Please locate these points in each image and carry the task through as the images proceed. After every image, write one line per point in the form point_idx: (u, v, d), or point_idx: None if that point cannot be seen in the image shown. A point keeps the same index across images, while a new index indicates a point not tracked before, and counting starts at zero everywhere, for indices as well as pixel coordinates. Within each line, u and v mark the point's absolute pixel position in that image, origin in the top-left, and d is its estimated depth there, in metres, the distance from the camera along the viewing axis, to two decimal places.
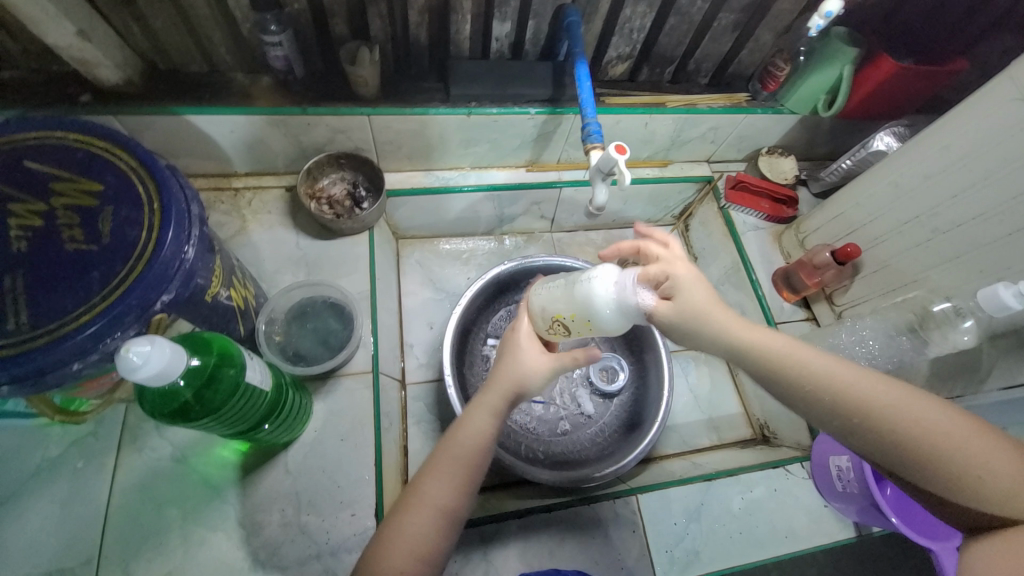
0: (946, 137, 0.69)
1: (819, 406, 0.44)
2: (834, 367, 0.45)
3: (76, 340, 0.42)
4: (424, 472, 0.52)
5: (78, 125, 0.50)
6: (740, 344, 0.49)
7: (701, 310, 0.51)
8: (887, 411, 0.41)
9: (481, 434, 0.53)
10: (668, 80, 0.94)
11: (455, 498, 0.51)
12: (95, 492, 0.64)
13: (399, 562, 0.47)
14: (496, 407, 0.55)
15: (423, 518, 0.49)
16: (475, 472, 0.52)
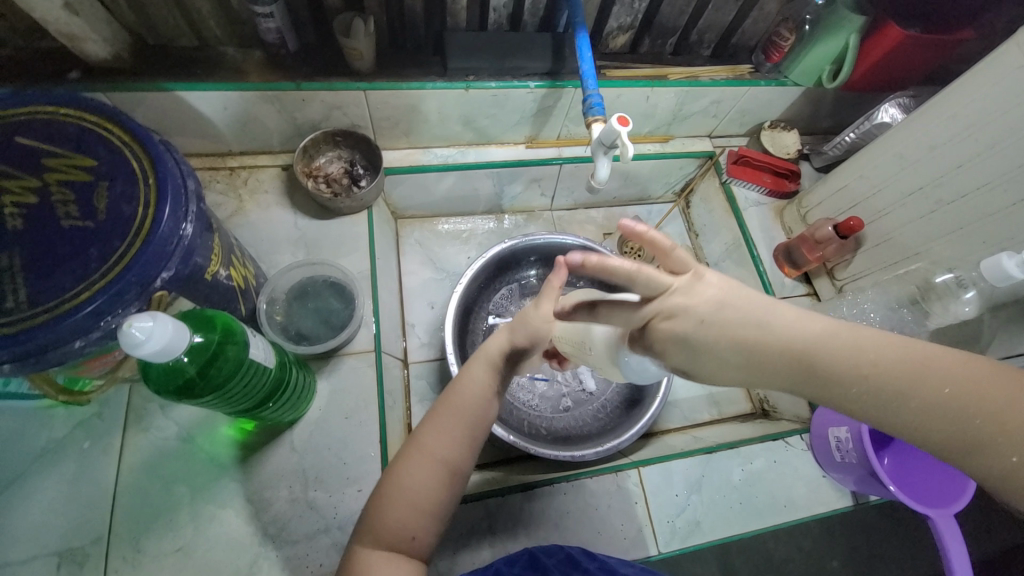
0: (953, 106, 0.68)
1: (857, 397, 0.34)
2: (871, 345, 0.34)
3: (77, 317, 0.42)
4: (427, 423, 0.52)
5: (68, 99, 0.49)
6: (750, 329, 0.37)
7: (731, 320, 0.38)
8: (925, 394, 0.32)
9: (479, 389, 0.53)
10: (670, 52, 0.92)
11: (456, 453, 0.51)
12: (102, 471, 0.64)
13: (404, 513, 0.48)
14: (490, 358, 0.55)
15: (422, 473, 0.50)
16: (476, 428, 0.52)
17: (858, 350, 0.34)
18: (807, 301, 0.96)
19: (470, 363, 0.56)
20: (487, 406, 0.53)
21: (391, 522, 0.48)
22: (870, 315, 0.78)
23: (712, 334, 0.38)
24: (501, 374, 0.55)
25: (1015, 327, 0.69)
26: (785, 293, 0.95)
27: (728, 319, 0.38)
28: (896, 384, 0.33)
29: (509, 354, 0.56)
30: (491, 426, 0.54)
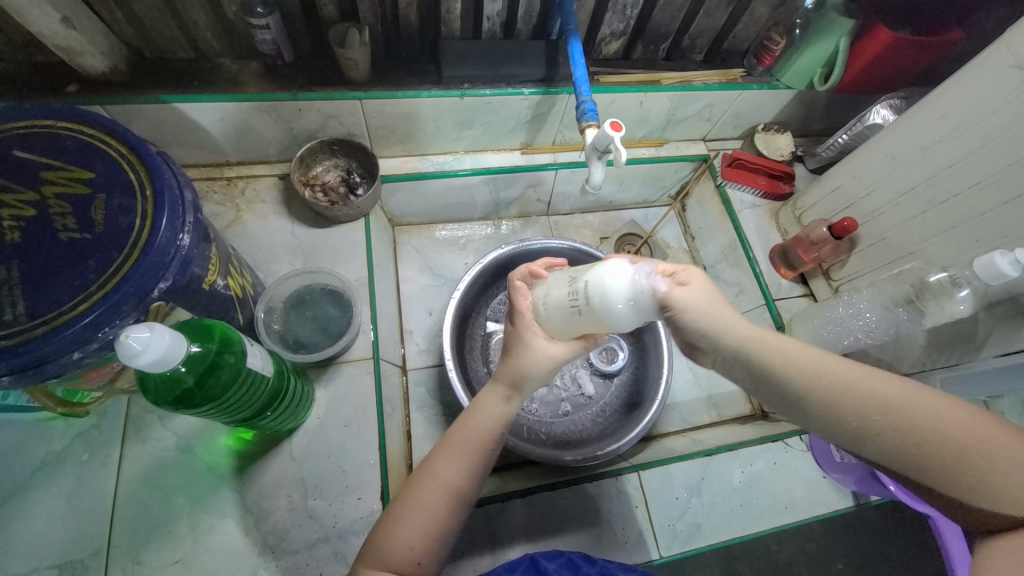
0: (943, 106, 0.68)
1: (832, 410, 0.40)
2: (839, 365, 0.41)
3: (75, 329, 0.42)
4: (439, 452, 0.53)
5: (65, 112, 0.49)
6: (743, 343, 0.44)
7: (718, 303, 0.47)
8: (891, 409, 0.39)
9: (492, 420, 0.54)
10: (662, 57, 0.93)
11: (466, 481, 0.52)
12: (101, 483, 0.64)
13: (413, 538, 0.48)
14: (500, 388, 0.56)
15: (434, 501, 0.50)
16: (485, 459, 0.53)
17: (831, 369, 0.41)
18: (803, 302, 0.96)
19: (483, 395, 0.56)
20: (495, 439, 0.54)
21: (399, 546, 0.48)
22: (866, 314, 0.80)
23: (700, 302, 0.47)
24: (515, 406, 0.56)
25: (1010, 324, 0.70)
26: (781, 295, 0.96)
27: (723, 324, 0.46)
28: (865, 398, 0.39)
29: (514, 374, 0.56)
30: (498, 457, 0.55)
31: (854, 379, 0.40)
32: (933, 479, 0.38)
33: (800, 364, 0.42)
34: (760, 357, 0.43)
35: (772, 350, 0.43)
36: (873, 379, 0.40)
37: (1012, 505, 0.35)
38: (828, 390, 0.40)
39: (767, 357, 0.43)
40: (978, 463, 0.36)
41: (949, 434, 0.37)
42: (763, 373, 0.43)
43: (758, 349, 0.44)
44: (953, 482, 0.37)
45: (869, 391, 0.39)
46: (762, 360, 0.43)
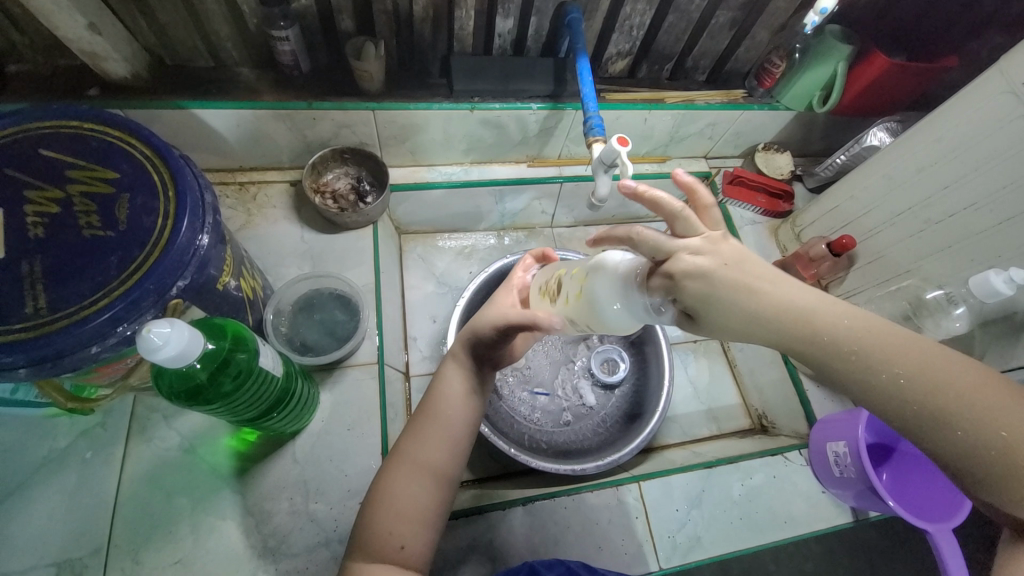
0: (939, 130, 0.71)
1: (890, 399, 0.34)
2: (903, 344, 0.34)
3: (95, 323, 0.43)
4: (408, 434, 0.55)
5: (91, 114, 0.51)
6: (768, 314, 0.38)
7: (741, 279, 0.39)
8: (965, 408, 0.31)
9: (452, 390, 0.57)
10: (666, 77, 0.96)
11: (443, 461, 0.53)
12: (104, 482, 0.64)
13: (393, 523, 0.49)
14: (459, 359, 0.59)
15: (412, 481, 0.52)
16: (461, 435, 0.56)
17: (891, 352, 0.34)
18: None
19: (442, 369, 0.59)
20: (465, 409, 0.56)
21: (380, 532, 0.49)
22: None
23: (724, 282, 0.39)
24: (473, 374, 0.58)
25: (1006, 342, 0.71)
26: None
27: (744, 290, 0.39)
28: (936, 393, 0.32)
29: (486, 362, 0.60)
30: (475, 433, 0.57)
31: (918, 363, 0.33)
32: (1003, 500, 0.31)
33: (836, 333, 0.36)
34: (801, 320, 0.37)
35: (819, 323, 0.37)
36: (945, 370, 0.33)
37: None
38: (885, 371, 0.34)
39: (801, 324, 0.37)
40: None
41: None
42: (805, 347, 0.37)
43: (793, 313, 0.37)
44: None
45: (931, 378, 0.33)
46: (804, 332, 0.37)
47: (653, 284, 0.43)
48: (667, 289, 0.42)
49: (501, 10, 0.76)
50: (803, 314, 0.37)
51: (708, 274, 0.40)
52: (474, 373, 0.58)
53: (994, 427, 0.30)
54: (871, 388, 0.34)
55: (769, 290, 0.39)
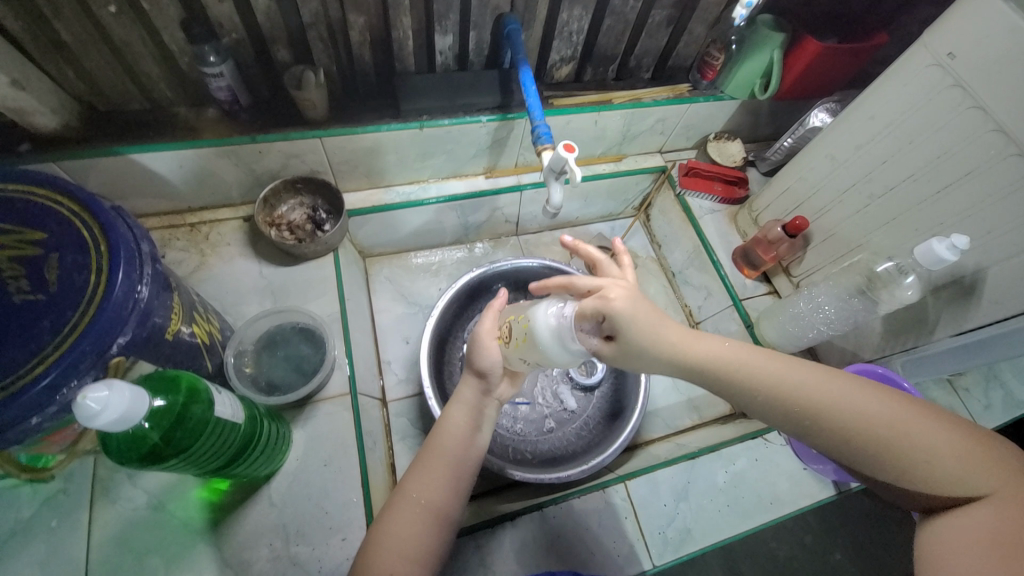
0: (871, 108, 0.73)
1: (779, 409, 0.48)
2: (781, 372, 0.49)
3: (31, 393, 0.41)
4: (411, 472, 0.57)
5: (13, 174, 0.49)
6: (689, 361, 0.51)
7: (654, 319, 0.52)
8: (826, 406, 0.46)
9: (456, 429, 0.60)
10: (612, 78, 0.98)
11: (440, 495, 0.56)
12: (68, 552, 0.61)
13: (393, 562, 0.50)
14: (468, 401, 0.62)
15: (411, 517, 0.53)
16: (460, 468, 0.58)
17: (775, 375, 0.49)
18: (769, 300, 0.99)
19: (447, 409, 0.62)
20: (468, 447, 0.59)
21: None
22: (825, 308, 0.84)
23: (639, 333, 0.51)
24: (478, 414, 0.62)
25: (958, 305, 0.74)
26: (747, 294, 0.99)
27: (663, 340, 0.51)
28: (801, 401, 0.47)
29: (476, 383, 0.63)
30: (476, 468, 0.60)
31: (790, 380, 0.48)
32: (874, 468, 0.45)
33: (740, 366, 0.50)
34: (712, 364, 0.51)
35: (717, 362, 0.51)
36: (808, 379, 0.48)
37: (938, 488, 0.43)
38: (772, 391, 0.48)
39: (713, 366, 0.50)
40: (907, 454, 0.43)
41: (883, 430, 0.44)
42: (725, 384, 0.50)
43: (703, 357, 0.51)
44: (886, 471, 0.44)
45: (801, 389, 0.47)
46: (715, 373, 0.51)
47: (586, 309, 0.53)
48: (599, 311, 0.52)
49: (438, 28, 0.76)
50: (710, 357, 0.51)
51: (631, 310, 0.52)
52: (479, 409, 0.62)
53: (844, 420, 0.45)
54: (767, 401, 0.49)
55: (685, 344, 0.52)
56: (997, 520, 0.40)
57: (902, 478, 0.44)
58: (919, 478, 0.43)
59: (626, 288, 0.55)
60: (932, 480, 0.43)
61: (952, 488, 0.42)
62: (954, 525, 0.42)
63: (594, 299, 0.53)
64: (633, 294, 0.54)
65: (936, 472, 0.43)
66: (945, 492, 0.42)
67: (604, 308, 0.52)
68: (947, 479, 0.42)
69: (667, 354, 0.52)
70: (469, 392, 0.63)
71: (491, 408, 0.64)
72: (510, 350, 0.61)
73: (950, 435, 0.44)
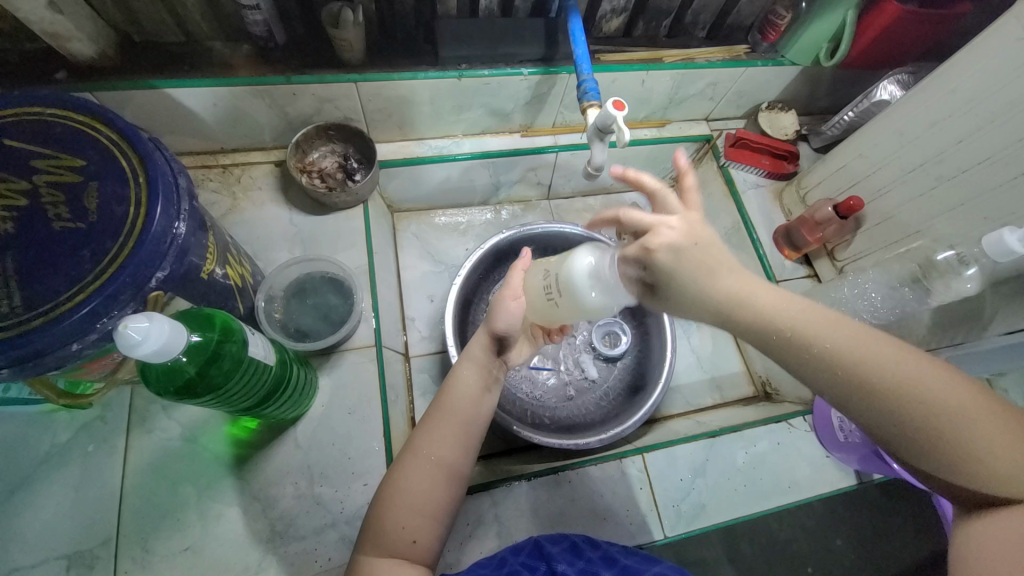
0: (954, 80, 0.67)
1: (832, 380, 0.43)
2: (843, 338, 0.43)
3: (73, 320, 0.41)
4: (422, 431, 0.56)
5: (53, 99, 0.48)
6: (742, 313, 0.46)
7: (708, 264, 0.48)
8: (891, 385, 0.40)
9: (467, 388, 0.58)
10: (665, 34, 0.91)
11: (452, 455, 0.55)
12: (107, 474, 0.64)
13: (404, 517, 0.51)
14: (479, 359, 0.60)
15: (422, 475, 0.53)
16: (472, 426, 0.57)
17: (839, 342, 0.43)
18: (807, 283, 0.95)
19: (458, 367, 0.60)
20: (480, 405, 0.58)
21: (391, 527, 0.51)
22: (871, 295, 0.79)
23: (685, 279, 0.48)
24: (489, 372, 0.60)
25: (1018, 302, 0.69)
26: (785, 276, 0.95)
27: (711, 287, 0.48)
28: (862, 372, 0.41)
29: (491, 346, 0.61)
30: (487, 428, 0.58)
31: (855, 351, 0.42)
32: (919, 456, 0.41)
33: (798, 330, 0.44)
34: (768, 319, 0.45)
35: (772, 318, 0.45)
36: (875, 353, 0.42)
37: (995, 487, 0.38)
38: (828, 358, 0.43)
39: (767, 323, 0.45)
40: (969, 446, 0.39)
41: (947, 417, 0.39)
42: (775, 343, 0.45)
43: (757, 314, 0.46)
44: (935, 461, 0.40)
45: (864, 363, 0.41)
46: (763, 327, 0.46)
47: (626, 259, 0.51)
48: (639, 259, 0.50)
49: None
50: (764, 313, 0.46)
51: (676, 257, 0.48)
52: (490, 369, 0.60)
53: (905, 400, 0.40)
54: (821, 368, 0.43)
55: (739, 295, 0.47)
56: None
57: (953, 471, 0.39)
58: (976, 475, 0.38)
59: (677, 232, 0.49)
60: (992, 477, 0.38)
61: (1005, 489, 0.38)
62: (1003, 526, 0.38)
63: (636, 246, 0.51)
64: (686, 237, 0.49)
65: (993, 472, 0.38)
66: (995, 492, 0.38)
67: (645, 257, 0.50)
68: (1003, 480, 0.38)
69: (712, 300, 0.48)
70: (481, 348, 0.61)
71: (501, 368, 0.62)
72: (541, 272, 0.63)
73: (1023, 436, 0.38)
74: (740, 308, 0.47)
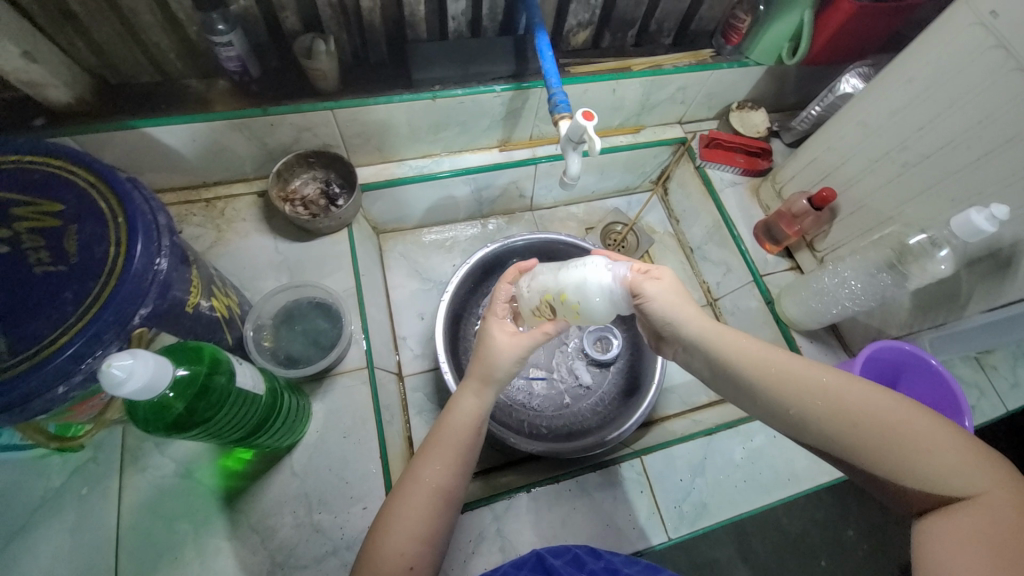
0: (909, 70, 0.69)
1: (770, 391, 0.45)
2: (774, 356, 0.46)
3: (57, 361, 0.41)
4: (421, 455, 0.56)
5: (30, 146, 0.49)
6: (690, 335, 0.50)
7: (675, 292, 0.53)
8: (820, 392, 0.43)
9: (466, 414, 0.58)
10: (631, 44, 0.93)
11: (449, 480, 0.55)
12: (102, 517, 0.63)
13: (402, 543, 0.51)
14: (479, 386, 0.59)
15: (420, 501, 0.53)
16: (468, 451, 0.57)
17: (767, 357, 0.46)
18: (791, 276, 0.97)
19: (458, 393, 0.60)
20: (474, 432, 0.57)
21: (387, 553, 0.50)
22: (851, 282, 0.81)
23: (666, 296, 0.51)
24: (487, 399, 0.59)
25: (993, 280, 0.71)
26: (768, 270, 0.96)
27: (664, 316, 0.51)
28: (793, 382, 0.44)
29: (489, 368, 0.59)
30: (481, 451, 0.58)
31: (787, 365, 0.45)
32: (860, 460, 0.41)
33: (738, 350, 0.47)
34: (709, 342, 0.49)
35: (715, 338, 0.49)
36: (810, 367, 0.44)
37: (936, 484, 0.38)
38: (764, 370, 0.46)
39: (710, 343, 0.49)
40: (902, 443, 0.39)
41: (876, 415, 0.41)
42: (719, 363, 0.48)
43: (701, 337, 0.50)
44: (875, 462, 0.40)
45: (794, 374, 0.44)
46: (707, 348, 0.49)
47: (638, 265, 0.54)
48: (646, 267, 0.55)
49: None
50: (707, 336, 0.49)
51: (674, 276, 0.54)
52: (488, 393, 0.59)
53: (835, 404, 0.42)
54: (759, 380, 0.46)
55: (684, 321, 0.51)
56: (992, 521, 0.36)
57: (895, 472, 0.40)
58: (917, 473, 0.39)
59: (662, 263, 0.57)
60: (931, 474, 0.38)
61: (946, 485, 0.38)
62: (958, 526, 0.37)
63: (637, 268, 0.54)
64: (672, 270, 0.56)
65: (930, 469, 0.39)
66: (933, 487, 0.38)
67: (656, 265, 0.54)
68: (941, 475, 0.38)
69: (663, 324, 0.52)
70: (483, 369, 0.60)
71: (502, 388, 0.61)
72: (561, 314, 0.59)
73: (950, 435, 0.40)
74: (689, 334, 0.50)
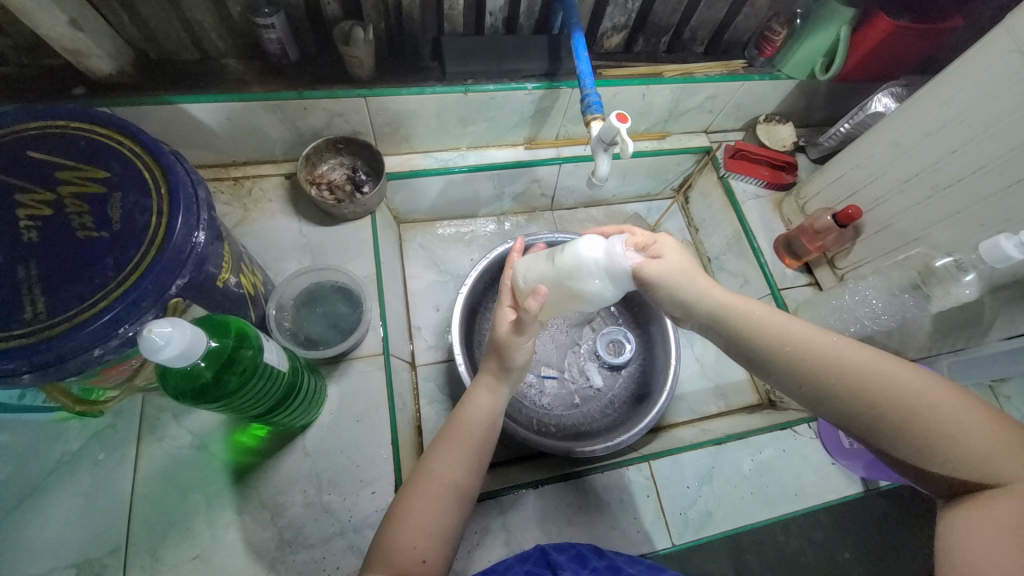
0: (945, 92, 0.69)
1: (801, 371, 0.46)
2: (810, 333, 0.48)
3: (96, 325, 0.42)
4: (433, 451, 0.57)
5: (78, 113, 0.50)
6: (716, 308, 0.53)
7: (690, 277, 0.56)
8: (854, 372, 0.44)
9: (480, 410, 0.59)
10: (664, 50, 0.94)
11: (463, 475, 0.56)
12: (117, 483, 0.64)
13: (415, 537, 0.51)
14: (490, 384, 0.61)
15: (433, 496, 0.53)
16: (481, 447, 0.58)
17: (799, 333, 0.48)
18: (809, 291, 0.97)
19: (470, 392, 0.62)
20: (487, 428, 0.59)
21: (400, 545, 0.50)
22: (872, 301, 0.81)
23: (675, 276, 0.56)
24: (500, 397, 0.61)
25: None
26: (786, 284, 0.96)
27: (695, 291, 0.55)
28: (827, 360, 0.45)
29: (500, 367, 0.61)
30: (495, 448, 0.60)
31: (819, 342, 0.47)
32: (885, 441, 0.43)
33: (769, 327, 0.49)
34: (739, 315, 0.51)
35: (746, 315, 0.51)
36: (839, 345, 0.46)
37: (964, 469, 0.40)
38: (794, 350, 0.47)
39: (741, 319, 0.51)
40: (927, 426, 0.41)
41: (909, 398, 0.42)
42: (741, 340, 0.51)
43: (732, 312, 0.52)
44: (900, 444, 0.42)
45: (830, 352, 0.45)
46: (736, 323, 0.51)
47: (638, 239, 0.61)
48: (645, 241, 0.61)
49: None
50: (739, 312, 0.51)
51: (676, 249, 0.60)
52: (500, 391, 0.61)
53: (865, 383, 0.43)
54: (788, 361, 0.47)
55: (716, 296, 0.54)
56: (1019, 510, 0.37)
57: (920, 453, 0.41)
58: (943, 456, 0.40)
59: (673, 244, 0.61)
60: (956, 458, 0.40)
61: (971, 470, 0.39)
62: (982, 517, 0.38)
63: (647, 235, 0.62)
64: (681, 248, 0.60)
65: (955, 452, 0.40)
66: (955, 467, 0.40)
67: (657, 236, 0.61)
68: (969, 462, 0.39)
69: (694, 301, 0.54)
70: (489, 369, 0.62)
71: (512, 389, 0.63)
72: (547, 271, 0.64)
73: (980, 420, 0.40)
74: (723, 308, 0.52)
